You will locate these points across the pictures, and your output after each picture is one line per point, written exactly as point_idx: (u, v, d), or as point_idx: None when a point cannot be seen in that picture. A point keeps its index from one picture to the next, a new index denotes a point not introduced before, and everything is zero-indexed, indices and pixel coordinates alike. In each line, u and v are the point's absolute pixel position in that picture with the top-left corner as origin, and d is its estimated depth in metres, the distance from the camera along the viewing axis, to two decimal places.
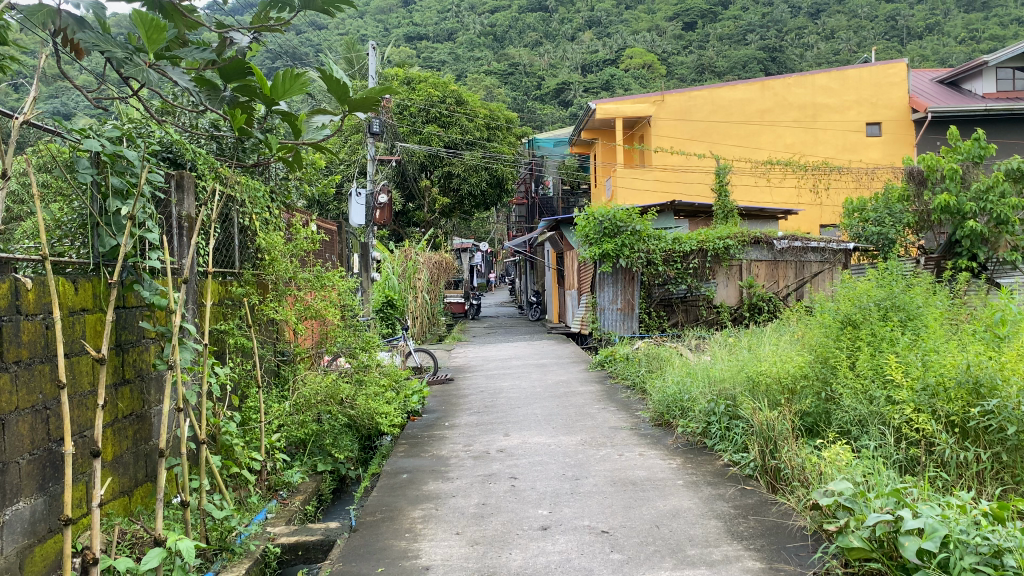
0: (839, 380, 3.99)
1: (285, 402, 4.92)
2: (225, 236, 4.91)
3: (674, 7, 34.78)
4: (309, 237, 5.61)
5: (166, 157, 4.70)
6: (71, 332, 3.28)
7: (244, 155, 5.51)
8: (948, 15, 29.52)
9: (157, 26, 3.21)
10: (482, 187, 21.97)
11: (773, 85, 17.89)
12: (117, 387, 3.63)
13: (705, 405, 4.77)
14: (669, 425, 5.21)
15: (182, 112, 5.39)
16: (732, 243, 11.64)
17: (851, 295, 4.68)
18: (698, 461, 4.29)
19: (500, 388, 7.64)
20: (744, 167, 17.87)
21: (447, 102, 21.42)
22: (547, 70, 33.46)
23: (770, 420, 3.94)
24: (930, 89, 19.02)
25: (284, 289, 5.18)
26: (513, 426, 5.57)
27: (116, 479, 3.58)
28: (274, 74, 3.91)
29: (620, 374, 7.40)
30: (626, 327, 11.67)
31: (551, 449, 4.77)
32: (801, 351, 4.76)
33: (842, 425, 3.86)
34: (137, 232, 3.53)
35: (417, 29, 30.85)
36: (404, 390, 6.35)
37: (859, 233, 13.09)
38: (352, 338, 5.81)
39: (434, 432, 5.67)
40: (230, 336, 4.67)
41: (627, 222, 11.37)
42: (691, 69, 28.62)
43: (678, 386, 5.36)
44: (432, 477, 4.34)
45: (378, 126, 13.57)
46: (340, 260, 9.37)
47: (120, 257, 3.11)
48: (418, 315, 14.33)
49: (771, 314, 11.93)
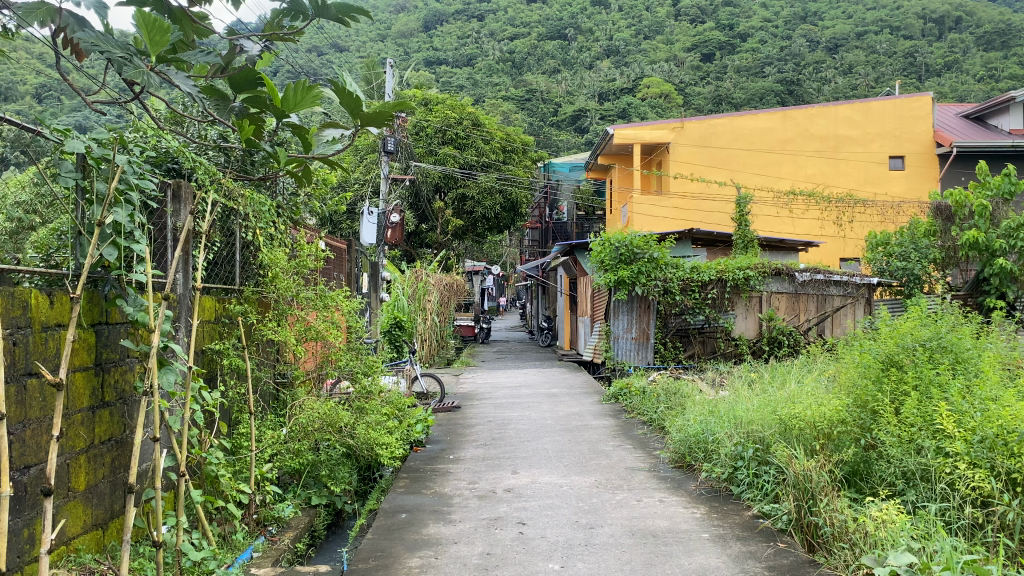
0: (883, 427, 3.63)
1: (280, 429, 4.59)
2: (220, 249, 4.70)
3: (692, 38, 34.72)
4: (315, 254, 5.31)
5: (169, 166, 4.54)
6: (41, 351, 2.97)
7: (253, 168, 5.30)
8: (968, 53, 29.23)
9: (161, 27, 3.33)
10: (496, 210, 21.73)
11: (795, 115, 17.58)
12: (95, 410, 3.37)
13: (730, 448, 4.40)
14: (691, 468, 4.81)
15: (190, 122, 5.22)
16: (752, 274, 11.30)
17: (892, 333, 4.31)
18: (725, 511, 3.92)
19: (509, 418, 7.30)
20: (766, 196, 17.56)
21: (463, 124, 21.32)
22: (564, 97, 33.35)
23: (807, 471, 3.57)
24: (955, 123, 18.70)
25: (285, 309, 4.89)
26: (523, 462, 5.23)
27: (89, 510, 3.30)
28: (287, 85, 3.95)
29: (636, 409, 7.03)
30: (640, 357, 11.23)
31: (563, 490, 4.44)
32: (837, 392, 4.38)
33: (889, 478, 3.50)
34: (123, 243, 3.27)
35: (437, 54, 31.02)
36: (408, 418, 5.99)
37: (882, 268, 12.34)
38: (355, 361, 5.40)
39: (439, 466, 5.31)
40: (224, 356, 4.44)
41: (644, 249, 11.00)
42: (708, 100, 28.44)
43: (701, 425, 4.98)
44: (433, 519, 4.00)
45: (393, 145, 13.33)
46: (348, 279, 9.18)
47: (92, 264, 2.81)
48: (427, 338, 13.99)
49: (792, 348, 11.49)
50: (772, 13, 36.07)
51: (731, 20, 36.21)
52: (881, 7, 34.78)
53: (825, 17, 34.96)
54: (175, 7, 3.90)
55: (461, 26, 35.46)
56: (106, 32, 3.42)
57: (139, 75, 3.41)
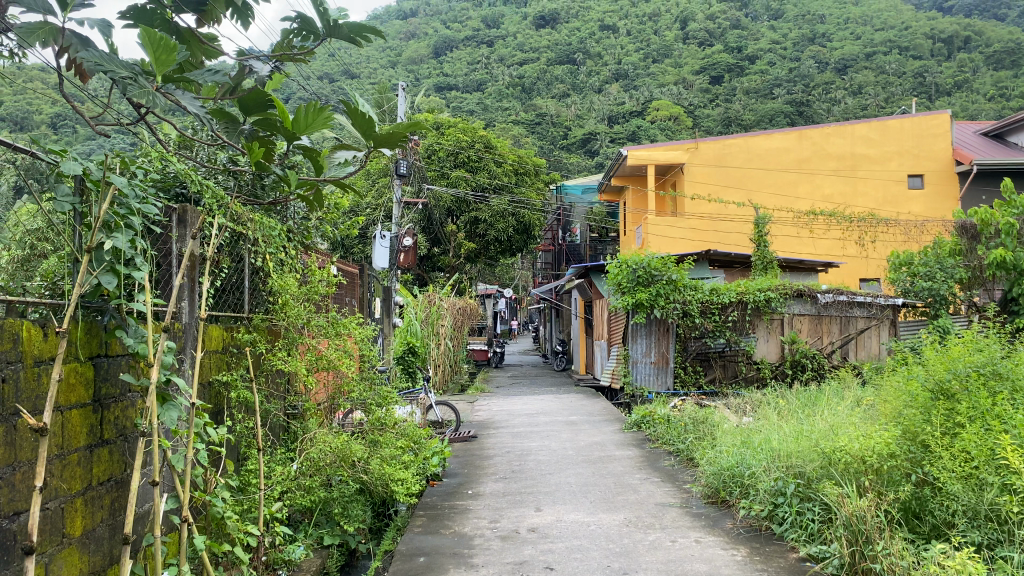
0: (937, 461, 3.41)
1: (291, 463, 4.36)
2: (228, 275, 4.54)
3: (700, 61, 34.65)
4: (326, 279, 5.12)
5: (177, 191, 4.40)
6: (33, 388, 2.75)
7: (263, 193, 5.14)
8: (977, 73, 28.99)
9: (167, 45, 3.15)
10: (509, 233, 21.57)
11: (811, 134, 17.40)
12: (94, 448, 3.16)
13: (769, 483, 4.14)
14: (726, 504, 4.54)
15: (199, 145, 5.09)
16: (773, 295, 11.06)
17: (939, 359, 4.07)
18: (767, 554, 3.66)
19: (527, 449, 7.05)
20: (785, 216, 17.27)
21: (475, 147, 21.27)
22: (573, 121, 33.30)
23: (860, 510, 3.33)
24: (972, 141, 18.45)
25: (296, 337, 4.68)
26: (546, 499, 4.96)
27: (86, 558, 3.07)
28: (296, 106, 3.79)
29: (660, 438, 6.77)
30: (660, 382, 10.99)
31: (591, 529, 4.17)
32: (880, 423, 4.13)
33: (952, 516, 3.26)
34: (123, 270, 3.08)
35: (447, 80, 31.13)
36: (424, 451, 5.73)
37: (906, 288, 11.99)
38: (368, 391, 5.18)
39: (458, 503, 5.06)
40: (231, 388, 4.25)
41: (662, 270, 10.77)
42: (717, 122, 28.33)
43: (735, 457, 4.72)
44: (453, 563, 3.76)
45: (405, 168, 13.15)
46: (360, 304, 8.98)
47: (81, 292, 2.57)
48: (440, 364, 13.76)
49: (817, 372, 11.16)
50: (780, 35, 36.00)
51: (739, 42, 36.15)
52: (890, 27, 34.56)
53: (834, 38, 34.78)
54: (185, 28, 3.88)
55: (470, 52, 35.47)
56: (111, 51, 3.25)
57: None
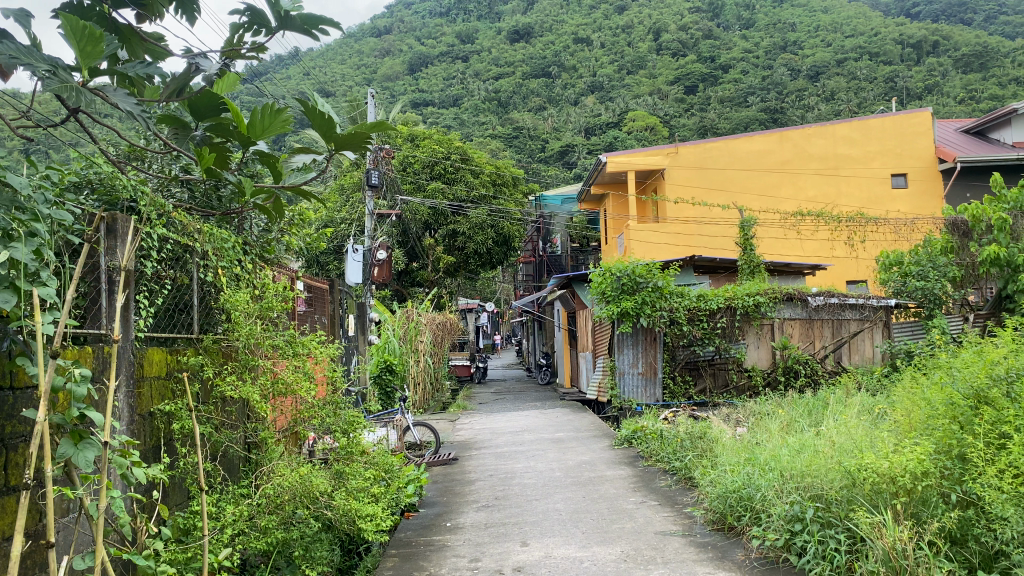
0: (984, 481, 3.11)
1: (245, 500, 3.87)
2: (175, 294, 4.09)
3: (674, 72, 34.60)
4: (285, 295, 4.63)
5: (124, 204, 3.93)
6: None
7: (220, 204, 4.69)
8: (947, 76, 28.93)
9: (95, 35, 2.57)
10: (488, 245, 20.91)
11: (792, 135, 17.15)
12: None
13: (784, 508, 3.72)
14: (734, 530, 4.11)
15: (152, 157, 4.64)
16: (762, 300, 10.72)
17: (978, 363, 3.72)
18: None
19: (512, 471, 6.58)
20: (771, 218, 16.95)
21: (451, 158, 20.92)
22: (551, 133, 33.01)
23: (899, 544, 3.07)
24: (954, 138, 18.30)
25: (251, 358, 4.22)
26: (533, 530, 4.50)
27: None
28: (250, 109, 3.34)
29: (654, 455, 6.34)
30: (648, 395, 10.58)
31: (584, 568, 3.70)
32: (907, 437, 3.77)
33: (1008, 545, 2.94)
34: (26, 285, 2.54)
35: (423, 96, 30.82)
36: (398, 480, 5.22)
37: (898, 288, 11.53)
38: (333, 417, 4.66)
39: (434, 539, 4.58)
40: (177, 419, 3.78)
41: (647, 277, 10.39)
42: (693, 130, 28.20)
43: (741, 477, 4.32)
44: None
45: (378, 179, 12.63)
46: (331, 321, 8.48)
47: None
48: (420, 382, 13.19)
49: (810, 377, 10.78)
50: (753, 44, 35.97)
51: (711, 52, 36.01)
52: (860, 34, 34.47)
53: (805, 45, 34.69)
54: (122, 23, 3.37)
55: (446, 67, 35.20)
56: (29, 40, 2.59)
57: (75, 93, 2.60)
